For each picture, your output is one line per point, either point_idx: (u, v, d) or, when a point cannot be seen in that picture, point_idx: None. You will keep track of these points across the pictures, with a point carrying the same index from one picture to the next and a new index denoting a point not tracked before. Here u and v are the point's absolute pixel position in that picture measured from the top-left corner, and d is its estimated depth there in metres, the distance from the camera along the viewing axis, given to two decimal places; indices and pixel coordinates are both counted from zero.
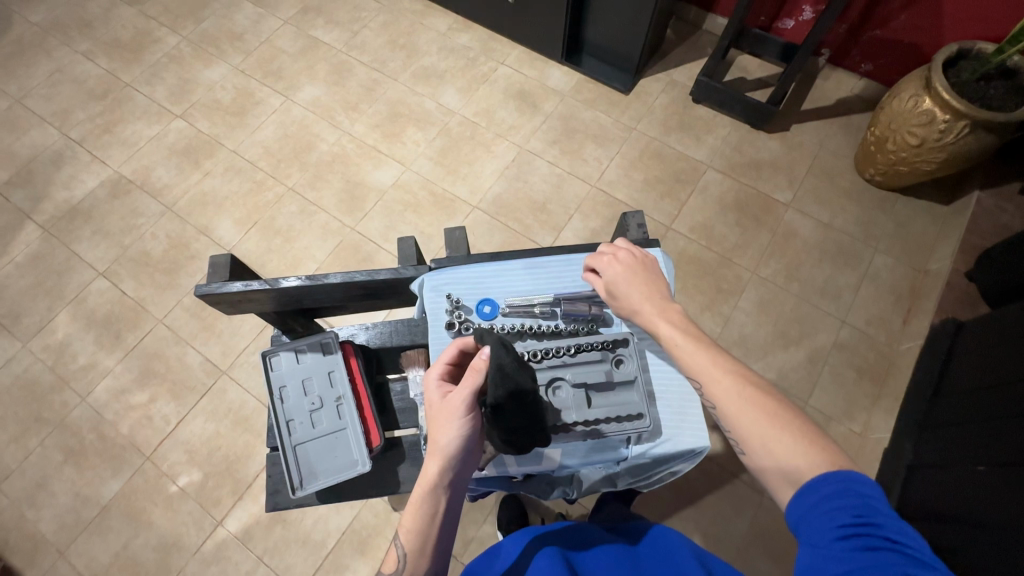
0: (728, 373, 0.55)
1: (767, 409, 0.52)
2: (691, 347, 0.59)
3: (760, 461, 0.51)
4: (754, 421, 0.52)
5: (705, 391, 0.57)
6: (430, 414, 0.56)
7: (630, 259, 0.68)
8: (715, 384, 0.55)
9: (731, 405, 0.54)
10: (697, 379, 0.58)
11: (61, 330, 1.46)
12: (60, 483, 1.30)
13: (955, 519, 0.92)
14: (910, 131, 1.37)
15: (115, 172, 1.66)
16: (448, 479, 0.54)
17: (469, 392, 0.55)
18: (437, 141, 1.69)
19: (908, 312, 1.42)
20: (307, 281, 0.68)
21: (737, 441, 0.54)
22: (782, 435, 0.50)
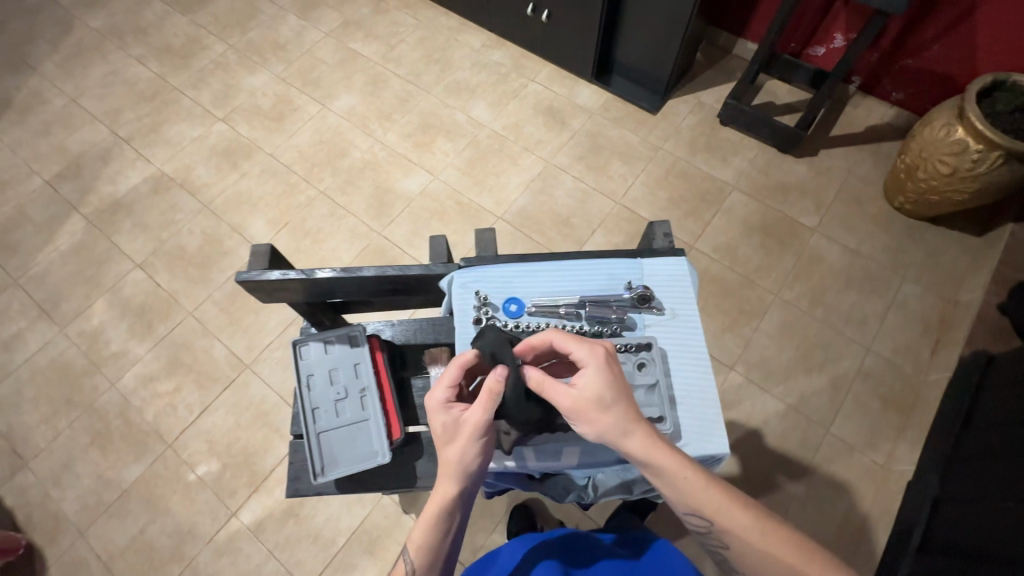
0: (749, 512, 0.58)
1: (792, 555, 0.56)
2: (702, 487, 0.58)
3: None
4: (778, 566, 0.56)
5: (716, 530, 0.58)
6: (442, 438, 0.59)
7: (611, 364, 0.60)
8: (730, 525, 0.58)
9: (751, 547, 0.57)
10: (707, 519, 0.58)
11: (97, 317, 1.52)
12: (85, 465, 1.34)
13: (981, 557, 0.89)
14: (942, 160, 1.36)
15: (158, 170, 1.74)
16: (461, 496, 0.59)
17: (486, 416, 0.58)
18: (466, 152, 1.73)
19: (937, 343, 1.39)
20: (340, 273, 0.70)
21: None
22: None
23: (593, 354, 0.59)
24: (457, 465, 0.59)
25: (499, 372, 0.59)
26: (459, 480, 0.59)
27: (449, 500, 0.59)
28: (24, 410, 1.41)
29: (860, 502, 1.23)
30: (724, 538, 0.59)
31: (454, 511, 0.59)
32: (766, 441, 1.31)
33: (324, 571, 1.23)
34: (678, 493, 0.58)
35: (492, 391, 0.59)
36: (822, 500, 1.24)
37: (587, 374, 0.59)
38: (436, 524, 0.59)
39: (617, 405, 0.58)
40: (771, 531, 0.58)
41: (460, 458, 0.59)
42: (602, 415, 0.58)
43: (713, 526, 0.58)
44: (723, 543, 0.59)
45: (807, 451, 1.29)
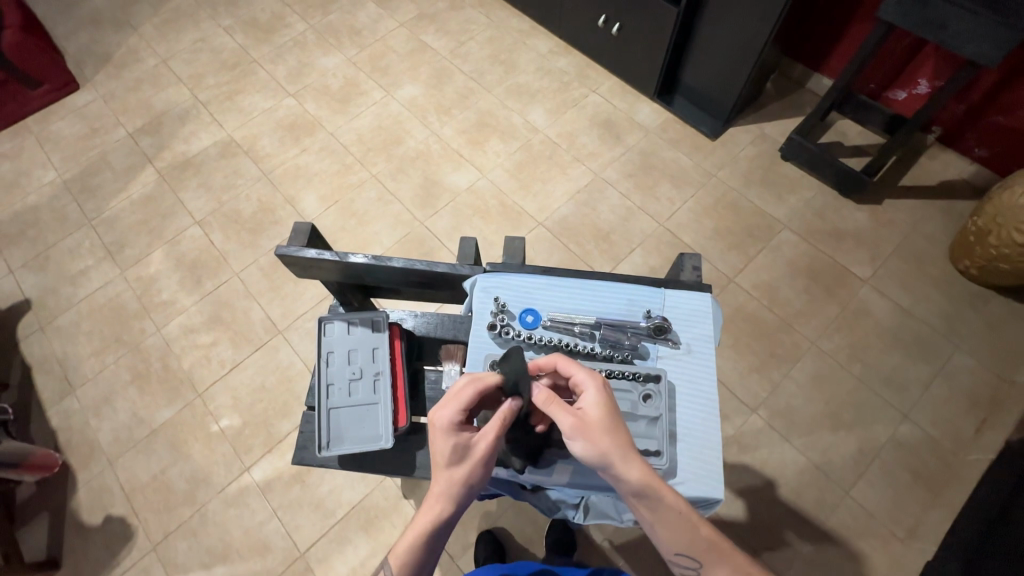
0: (737, 555, 0.58)
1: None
2: (696, 526, 0.57)
3: None
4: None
5: (705, 572, 0.57)
6: (445, 455, 0.59)
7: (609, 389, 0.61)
8: (720, 567, 0.57)
9: None
10: (696, 561, 0.57)
11: (154, 266, 1.63)
12: (123, 401, 1.45)
13: None
14: (1018, 229, 1.27)
15: (228, 136, 1.84)
16: (451, 521, 0.59)
17: (495, 443, 0.60)
18: (516, 155, 1.75)
19: (982, 423, 1.30)
20: (372, 261, 0.73)
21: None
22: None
23: (593, 375, 0.61)
24: (460, 488, 0.58)
25: (515, 401, 0.61)
26: (458, 502, 0.59)
27: (440, 524, 0.58)
28: (78, 341, 1.53)
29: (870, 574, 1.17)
30: None
31: (443, 533, 0.59)
32: (779, 492, 1.26)
33: (320, 539, 1.27)
34: (666, 534, 0.57)
35: (503, 417, 0.61)
36: (830, 565, 1.19)
37: (590, 395, 0.60)
38: (423, 545, 0.58)
39: (615, 429, 0.58)
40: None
41: (465, 482, 0.59)
42: (604, 436, 0.57)
43: (701, 570, 0.57)
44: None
45: (822, 511, 1.23)
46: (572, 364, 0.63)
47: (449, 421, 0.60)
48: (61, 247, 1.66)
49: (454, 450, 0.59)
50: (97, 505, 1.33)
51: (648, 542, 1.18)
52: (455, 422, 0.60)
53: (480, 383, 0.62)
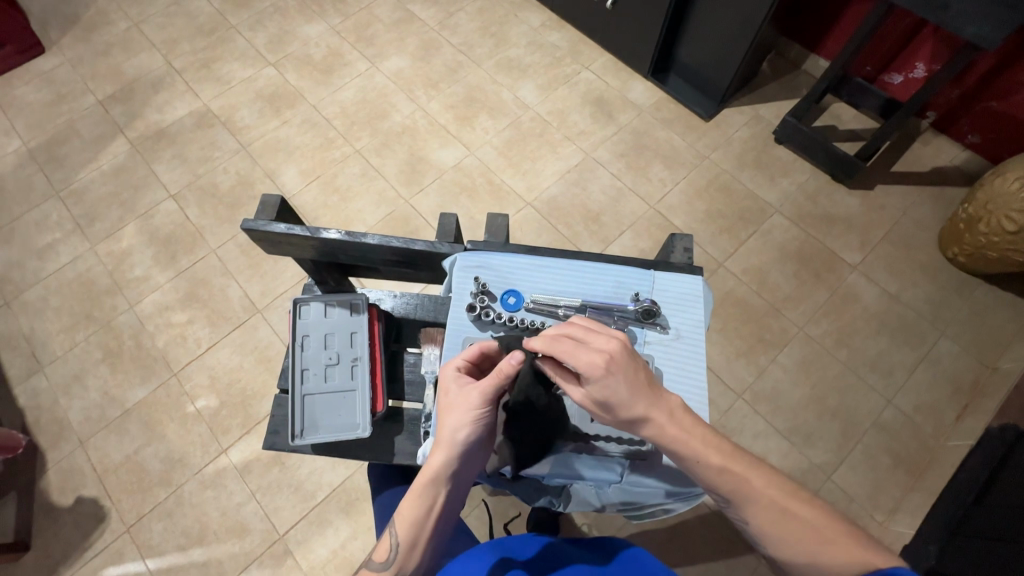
0: (765, 482, 0.54)
1: (816, 529, 0.51)
2: (712, 460, 0.55)
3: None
4: (802, 538, 0.51)
5: (735, 506, 0.55)
6: (442, 404, 0.61)
7: (626, 365, 0.55)
8: (750, 501, 0.54)
9: (771, 526, 0.53)
10: (722, 493, 0.55)
11: (126, 240, 1.56)
12: (95, 379, 1.40)
13: None
14: (1008, 216, 1.26)
15: (204, 105, 1.76)
16: (447, 473, 0.58)
17: (490, 388, 0.59)
18: (506, 132, 1.69)
19: (963, 408, 1.31)
20: (345, 237, 0.69)
21: (774, 555, 0.53)
22: (832, 554, 0.49)
23: (604, 357, 0.55)
24: (450, 433, 0.58)
25: (512, 357, 0.59)
26: (452, 453, 0.58)
27: (439, 470, 0.58)
28: (47, 317, 1.47)
29: None
30: (744, 518, 0.54)
31: (439, 487, 0.58)
32: None
33: (300, 521, 1.25)
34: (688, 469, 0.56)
35: (502, 371, 0.59)
36: None
37: (588, 385, 0.56)
38: (420, 497, 0.59)
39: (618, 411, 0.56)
40: (792, 503, 0.53)
41: (455, 430, 0.58)
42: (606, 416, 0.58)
43: (731, 503, 0.55)
44: (743, 519, 0.54)
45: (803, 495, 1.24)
46: (584, 336, 0.56)
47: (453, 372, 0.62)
48: (28, 219, 1.59)
49: (450, 400, 0.60)
50: (68, 485, 1.29)
51: (630, 526, 1.18)
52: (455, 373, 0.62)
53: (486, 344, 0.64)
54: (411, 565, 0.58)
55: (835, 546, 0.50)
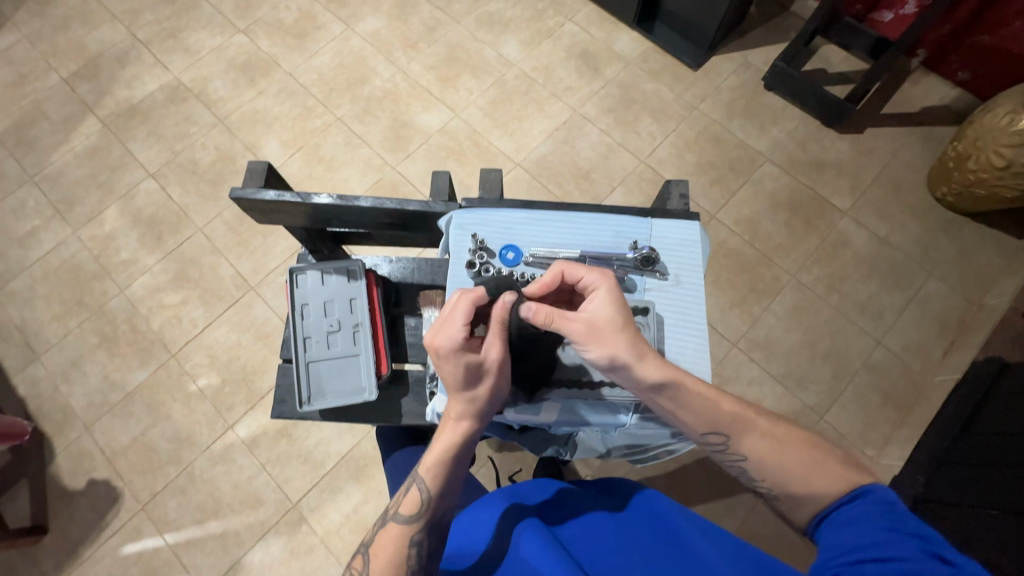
0: (757, 420, 0.60)
1: (807, 455, 0.58)
2: (714, 402, 0.60)
3: (798, 498, 0.57)
4: (795, 465, 0.57)
5: (732, 444, 0.60)
6: (465, 379, 0.56)
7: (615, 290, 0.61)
8: (745, 434, 0.59)
9: (766, 455, 0.59)
10: (721, 433, 0.60)
11: (109, 223, 1.53)
12: (93, 365, 1.39)
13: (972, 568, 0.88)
14: (997, 152, 1.26)
15: (175, 79, 1.69)
16: (477, 429, 0.60)
17: (506, 348, 0.59)
18: (490, 92, 1.65)
19: (950, 344, 1.35)
20: (338, 201, 0.68)
21: (771, 486, 0.59)
22: (822, 473, 0.56)
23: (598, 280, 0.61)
24: (483, 401, 0.58)
25: (505, 299, 0.59)
26: (481, 414, 0.59)
27: (475, 431, 0.60)
28: (37, 306, 1.45)
29: None
30: (741, 453, 0.60)
31: (470, 441, 0.60)
32: None
33: (312, 489, 1.28)
34: (690, 413, 0.60)
35: (501, 321, 0.59)
36: None
37: (599, 297, 0.60)
38: (453, 454, 0.60)
39: (628, 329, 0.59)
40: (779, 436, 0.60)
41: (487, 395, 0.58)
42: (616, 337, 0.58)
43: (729, 442, 0.60)
44: (743, 456, 0.60)
45: None
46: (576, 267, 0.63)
47: (459, 343, 0.55)
48: (4, 207, 1.54)
49: (474, 373, 0.56)
50: (78, 469, 1.31)
51: (632, 474, 1.22)
52: (459, 344, 0.56)
53: (470, 296, 0.58)
54: (443, 512, 0.60)
55: (823, 468, 0.56)
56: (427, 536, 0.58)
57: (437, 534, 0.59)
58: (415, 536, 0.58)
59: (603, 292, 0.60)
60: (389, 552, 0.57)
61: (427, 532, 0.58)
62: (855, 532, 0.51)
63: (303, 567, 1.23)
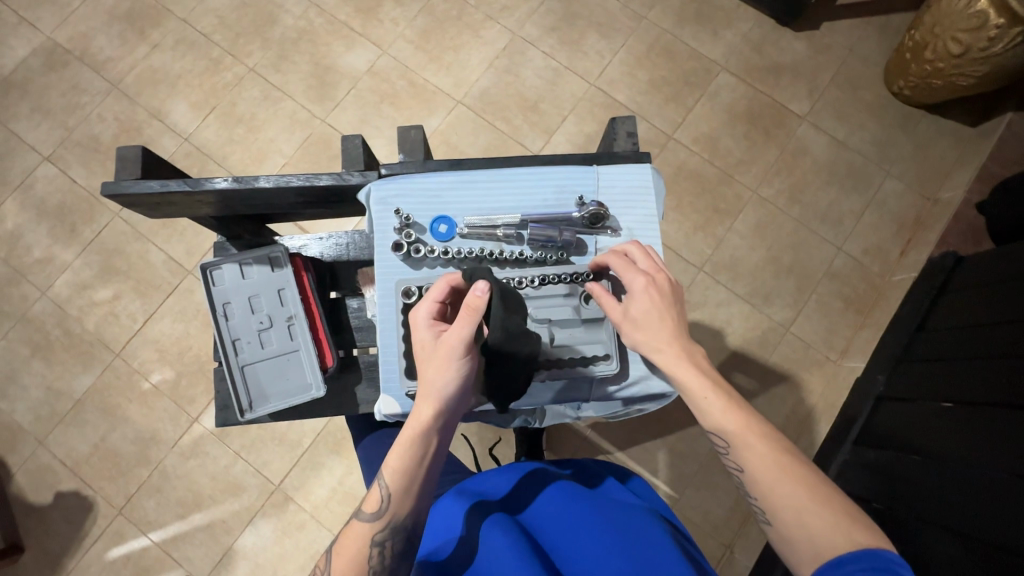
0: (769, 441, 0.54)
1: (808, 491, 0.51)
2: (719, 410, 0.56)
3: (788, 533, 0.51)
4: (791, 493, 0.52)
5: (732, 453, 0.56)
6: (422, 351, 0.59)
7: (663, 292, 0.63)
8: (747, 448, 0.54)
9: (764, 474, 0.53)
10: (726, 440, 0.56)
11: (11, 219, 1.36)
12: (31, 376, 1.29)
13: (932, 458, 0.94)
14: (954, 37, 1.21)
15: (49, 39, 1.45)
16: (437, 422, 0.57)
17: (468, 332, 0.57)
18: (419, 20, 1.47)
19: (907, 243, 1.36)
20: (236, 184, 0.60)
21: (766, 509, 0.53)
22: (818, 514, 0.50)
23: (644, 279, 0.63)
24: (438, 384, 0.57)
25: (478, 287, 0.57)
26: (441, 406, 0.57)
27: (430, 420, 0.57)
28: None
29: (808, 396, 1.29)
30: (740, 463, 0.55)
31: (430, 436, 0.57)
32: (727, 341, 1.32)
33: (292, 468, 1.26)
34: (697, 405, 0.58)
35: (472, 306, 0.57)
36: (775, 396, 1.29)
37: (636, 295, 0.63)
38: (411, 449, 0.57)
39: (657, 327, 0.62)
40: (794, 463, 0.53)
41: (439, 378, 0.57)
42: (639, 333, 0.62)
43: (732, 450, 0.55)
44: (739, 466, 0.55)
45: (765, 351, 1.31)
46: (630, 263, 0.65)
47: (429, 318, 0.60)
48: None
49: (432, 346, 0.59)
50: (42, 484, 1.25)
51: None
52: (432, 318, 0.60)
53: (450, 279, 0.62)
54: (405, 512, 0.57)
55: (820, 514, 0.50)
56: (391, 535, 0.57)
57: (405, 537, 0.58)
58: (375, 536, 0.56)
59: (642, 292, 0.63)
60: (350, 549, 0.56)
61: (390, 532, 0.56)
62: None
63: (297, 543, 1.23)
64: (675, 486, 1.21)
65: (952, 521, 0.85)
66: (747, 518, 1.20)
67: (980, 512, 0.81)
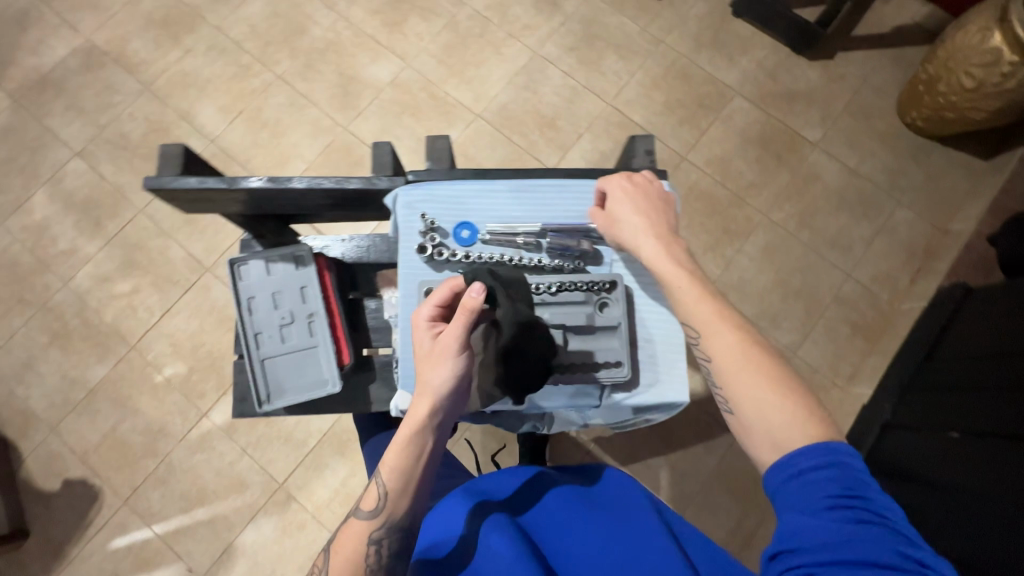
0: (735, 330, 0.57)
1: (770, 385, 0.53)
2: (695, 301, 0.60)
3: (747, 422, 0.53)
4: (750, 379, 0.54)
5: (701, 343, 0.59)
6: (420, 352, 0.60)
7: (643, 187, 0.69)
8: (715, 335, 0.57)
9: (727, 361, 0.56)
10: (697, 330, 0.60)
11: (39, 211, 1.41)
12: (47, 364, 1.32)
13: (937, 488, 0.94)
14: (967, 72, 1.23)
15: (87, 41, 1.51)
16: (431, 421, 0.59)
17: (462, 334, 0.59)
18: (442, 36, 1.52)
19: (917, 271, 1.37)
20: (269, 183, 0.62)
21: (727, 393, 0.56)
22: (779, 407, 0.52)
23: (623, 176, 0.70)
24: (434, 385, 0.58)
25: (474, 288, 0.58)
26: (436, 408, 0.58)
27: (425, 421, 0.59)
28: None
29: None
30: (708, 352, 0.58)
31: (425, 435, 0.59)
32: None
33: (296, 468, 1.27)
34: (671, 293, 0.62)
35: (468, 309, 0.58)
36: None
37: (615, 190, 0.69)
38: (407, 448, 0.59)
39: (633, 215, 0.67)
40: (760, 359, 0.55)
41: (434, 380, 0.58)
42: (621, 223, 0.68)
43: (700, 340, 0.59)
44: (708, 357, 0.58)
45: None
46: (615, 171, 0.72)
47: (427, 318, 0.61)
48: None
49: (429, 348, 0.60)
50: (50, 471, 1.27)
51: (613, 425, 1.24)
52: (430, 318, 0.62)
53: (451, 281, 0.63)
54: (402, 511, 0.59)
55: (775, 404, 0.52)
56: (388, 534, 0.59)
57: (402, 536, 0.59)
58: (372, 534, 0.58)
59: (620, 184, 0.69)
60: (348, 547, 0.58)
61: (387, 531, 0.58)
62: (811, 514, 0.46)
63: (297, 543, 1.24)
64: (677, 504, 1.21)
65: (957, 552, 0.85)
66: (748, 540, 1.19)
67: (981, 540, 0.81)
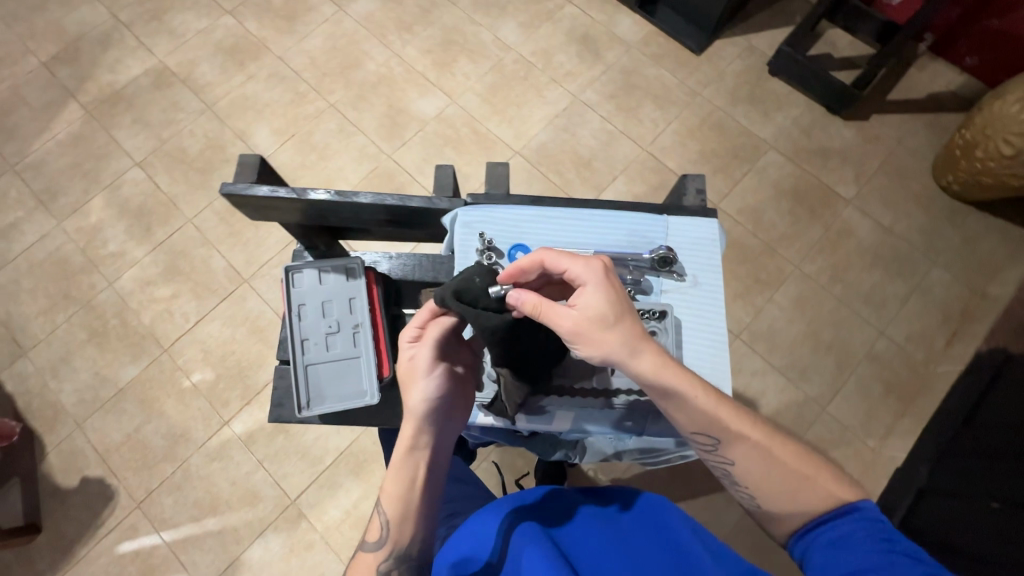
0: (757, 429, 0.59)
1: (795, 479, 0.57)
2: (714, 405, 0.59)
3: (774, 506, 0.58)
4: (782, 478, 0.57)
5: (721, 450, 0.59)
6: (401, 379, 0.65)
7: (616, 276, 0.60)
8: (739, 443, 0.58)
9: (755, 471, 0.58)
10: (713, 438, 0.59)
11: (96, 214, 1.48)
12: (83, 360, 1.36)
13: (978, 560, 0.89)
14: (1006, 139, 1.24)
15: (160, 62, 1.62)
16: (419, 442, 0.62)
17: (431, 353, 0.63)
18: (488, 77, 1.60)
19: (953, 333, 1.34)
20: (336, 197, 0.67)
21: (758, 496, 0.59)
22: (809, 496, 0.56)
23: (596, 264, 0.59)
24: (413, 406, 0.62)
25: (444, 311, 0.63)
26: (419, 428, 0.62)
27: (411, 442, 0.62)
28: (23, 299, 1.40)
29: None
30: (730, 458, 0.59)
31: (417, 458, 0.62)
32: (760, 411, 1.29)
33: (310, 485, 1.26)
34: (684, 410, 0.58)
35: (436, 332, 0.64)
36: None
37: (588, 289, 0.58)
38: (400, 474, 0.61)
39: (622, 320, 0.58)
40: (788, 453, 0.58)
41: (413, 401, 0.62)
42: (610, 332, 0.57)
43: (720, 446, 0.59)
44: (730, 461, 0.59)
45: (800, 427, 1.27)
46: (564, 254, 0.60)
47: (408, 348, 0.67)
48: None
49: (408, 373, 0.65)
50: (71, 467, 1.28)
51: (635, 467, 1.21)
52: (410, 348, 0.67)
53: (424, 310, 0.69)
54: (406, 537, 0.60)
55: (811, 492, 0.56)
56: (396, 566, 0.60)
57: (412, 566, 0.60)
58: (379, 564, 0.60)
59: (593, 285, 0.58)
60: None
61: (393, 559, 0.60)
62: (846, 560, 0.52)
63: (303, 563, 1.22)
64: None
65: None
66: None
67: None
